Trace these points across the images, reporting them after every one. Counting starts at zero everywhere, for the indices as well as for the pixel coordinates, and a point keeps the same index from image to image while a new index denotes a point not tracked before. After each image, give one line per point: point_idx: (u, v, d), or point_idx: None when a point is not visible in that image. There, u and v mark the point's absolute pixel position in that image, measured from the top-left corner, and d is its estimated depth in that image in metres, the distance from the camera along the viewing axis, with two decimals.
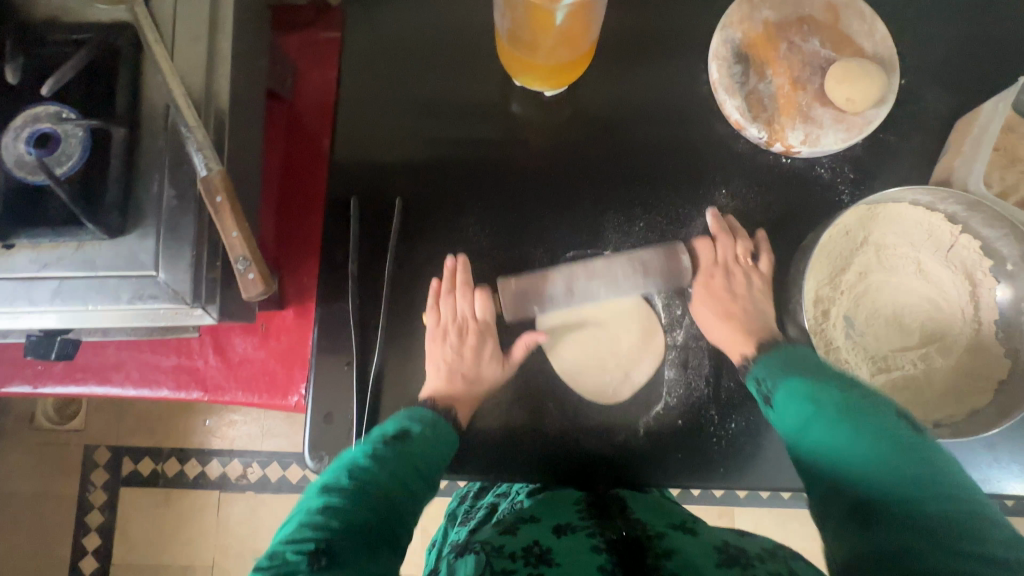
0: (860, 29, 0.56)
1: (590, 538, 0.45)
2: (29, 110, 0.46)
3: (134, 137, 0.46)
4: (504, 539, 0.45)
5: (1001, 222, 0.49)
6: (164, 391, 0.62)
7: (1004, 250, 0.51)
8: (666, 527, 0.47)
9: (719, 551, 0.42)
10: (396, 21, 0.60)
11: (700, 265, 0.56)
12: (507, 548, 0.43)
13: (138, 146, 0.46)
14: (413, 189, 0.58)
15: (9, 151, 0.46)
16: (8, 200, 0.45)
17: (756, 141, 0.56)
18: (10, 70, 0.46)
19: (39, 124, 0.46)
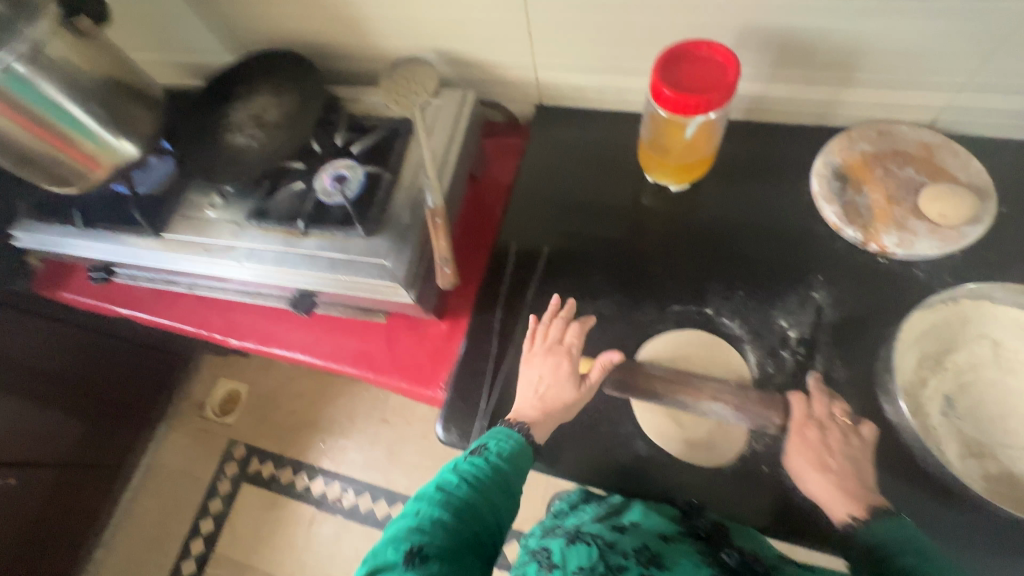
0: (953, 164, 0.67)
1: (696, 553, 0.53)
2: (335, 161, 0.75)
3: (394, 180, 0.72)
4: (613, 536, 0.53)
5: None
6: (342, 365, 0.82)
7: None
8: (777, 559, 0.54)
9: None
10: (568, 133, 0.85)
11: (794, 333, 0.63)
12: (619, 545, 0.52)
13: (394, 185, 0.72)
14: (558, 244, 0.77)
15: (320, 183, 0.74)
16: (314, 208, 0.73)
17: (853, 240, 0.66)
18: (340, 134, 0.78)
19: (339, 168, 0.74)
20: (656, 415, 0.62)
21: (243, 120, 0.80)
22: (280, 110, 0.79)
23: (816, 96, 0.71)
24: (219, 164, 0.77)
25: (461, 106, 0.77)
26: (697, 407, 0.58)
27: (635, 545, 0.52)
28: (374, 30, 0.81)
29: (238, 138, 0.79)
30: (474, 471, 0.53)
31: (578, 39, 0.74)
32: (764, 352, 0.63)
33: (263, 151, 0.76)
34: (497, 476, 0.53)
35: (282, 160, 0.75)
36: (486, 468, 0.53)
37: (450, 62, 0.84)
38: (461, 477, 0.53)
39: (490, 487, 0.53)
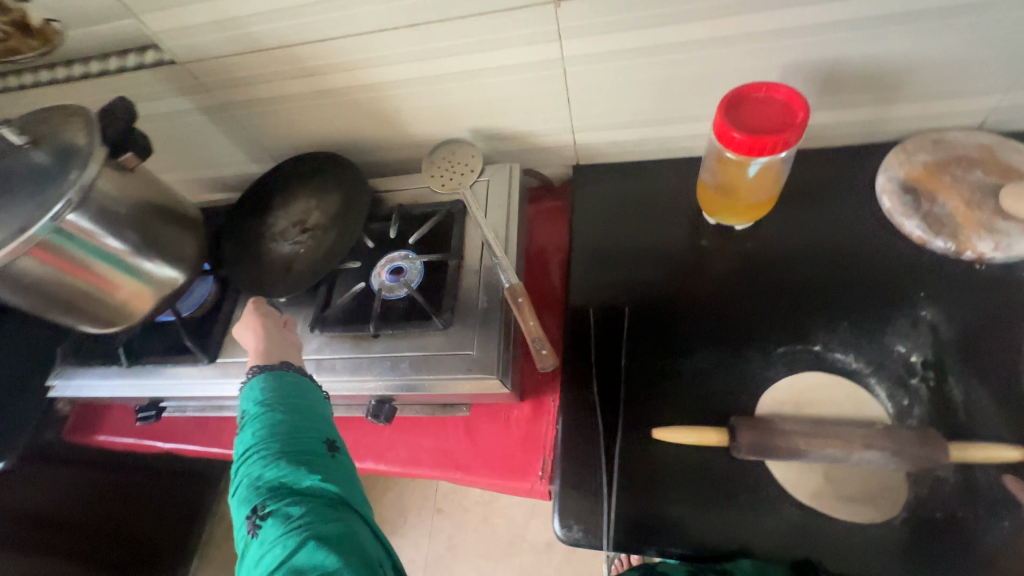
0: (1020, 161, 0.66)
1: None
2: (391, 255, 0.73)
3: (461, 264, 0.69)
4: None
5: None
6: (424, 469, 0.75)
7: None
8: None
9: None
10: (613, 189, 0.84)
11: (916, 358, 0.60)
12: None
13: (462, 269, 0.69)
14: (634, 302, 0.73)
15: (377, 279, 0.71)
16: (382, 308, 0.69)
17: (944, 251, 0.65)
18: (393, 226, 0.75)
19: (395, 262, 0.72)
20: (802, 474, 0.56)
21: (285, 228, 0.78)
22: (322, 212, 0.77)
23: (863, 117, 0.72)
24: (272, 280, 0.74)
25: (511, 178, 0.76)
26: (849, 459, 0.53)
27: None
28: (408, 119, 0.81)
29: (284, 247, 0.76)
30: (261, 417, 0.55)
31: (618, 99, 0.74)
32: (892, 382, 0.59)
33: (313, 257, 0.73)
34: (279, 411, 0.55)
35: (338, 264, 0.71)
36: (266, 413, 0.55)
37: (486, 137, 0.84)
38: (268, 429, 0.54)
39: (293, 425, 0.54)
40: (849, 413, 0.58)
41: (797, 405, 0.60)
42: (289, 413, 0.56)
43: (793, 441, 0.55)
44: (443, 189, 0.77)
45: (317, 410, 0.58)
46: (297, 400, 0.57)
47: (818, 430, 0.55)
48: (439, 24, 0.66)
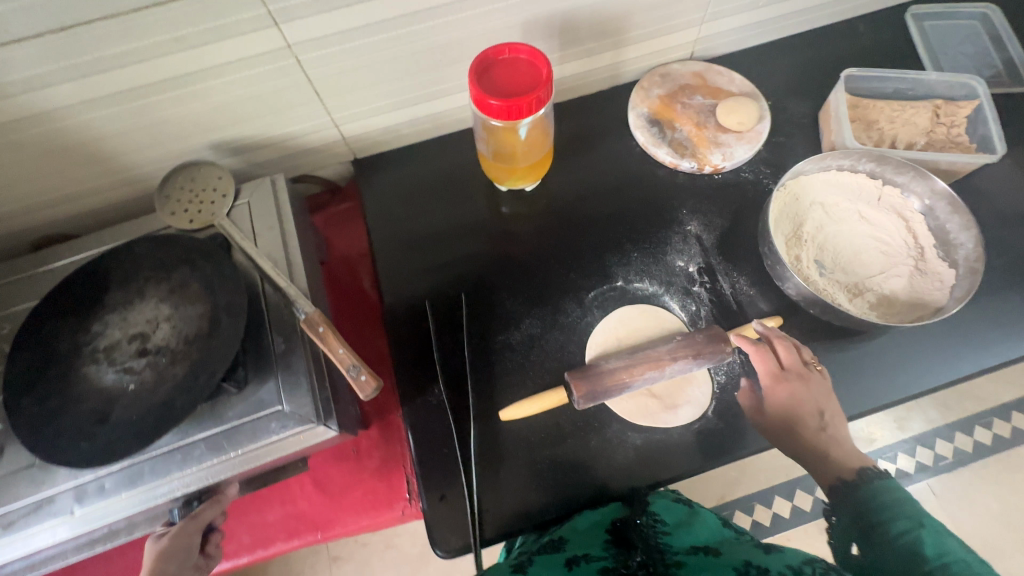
0: (723, 81, 0.78)
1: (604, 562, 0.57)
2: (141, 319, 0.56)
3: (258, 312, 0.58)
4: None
5: (907, 168, 0.65)
6: (278, 545, 0.65)
7: (918, 189, 0.66)
8: (687, 551, 0.58)
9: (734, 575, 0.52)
10: (402, 177, 0.79)
11: (693, 267, 0.69)
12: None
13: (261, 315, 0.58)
14: (453, 288, 0.70)
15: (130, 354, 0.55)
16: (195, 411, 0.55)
17: (691, 170, 0.74)
18: (130, 282, 0.58)
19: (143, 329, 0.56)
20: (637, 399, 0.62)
21: (116, 343, 0.55)
22: (173, 324, 0.56)
23: (604, 63, 0.77)
24: (74, 426, 0.51)
25: (275, 193, 0.65)
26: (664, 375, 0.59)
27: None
28: (117, 147, 0.64)
29: (105, 374, 0.54)
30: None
31: (374, 82, 0.67)
32: (681, 294, 0.67)
33: (155, 393, 0.52)
34: None
35: (108, 360, 0.54)
36: None
37: (235, 151, 0.70)
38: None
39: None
40: (654, 330, 0.65)
41: (614, 338, 0.65)
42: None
43: (622, 369, 0.59)
44: (193, 225, 0.63)
45: None
46: None
47: (636, 358, 0.60)
48: (99, 23, 0.49)
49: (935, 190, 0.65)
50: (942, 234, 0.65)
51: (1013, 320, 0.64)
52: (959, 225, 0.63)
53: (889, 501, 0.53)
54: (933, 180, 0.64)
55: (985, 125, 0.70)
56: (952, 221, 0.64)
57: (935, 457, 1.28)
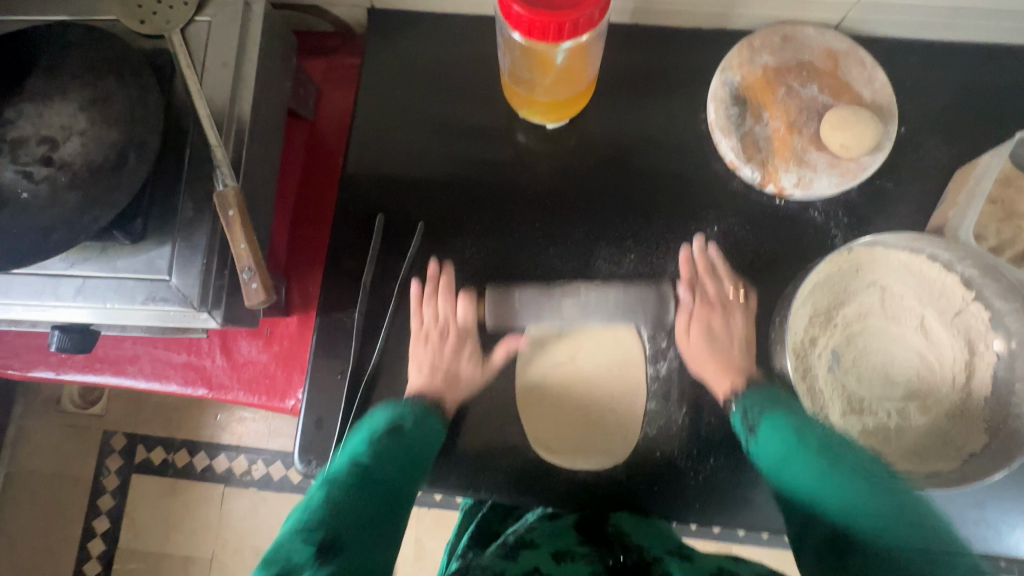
0: (859, 77, 0.57)
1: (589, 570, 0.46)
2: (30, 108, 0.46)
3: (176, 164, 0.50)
4: (505, 564, 0.45)
5: (1015, 295, 0.48)
6: (173, 386, 0.66)
7: (1013, 326, 0.50)
8: (663, 552, 0.48)
9: None
10: (414, 50, 0.64)
11: (688, 299, 0.57)
12: (507, 572, 0.43)
13: (180, 169, 0.50)
14: (417, 209, 0.60)
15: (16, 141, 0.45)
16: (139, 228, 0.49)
17: (749, 181, 0.57)
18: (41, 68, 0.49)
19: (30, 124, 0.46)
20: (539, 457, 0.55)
21: (21, 138, 0.46)
22: (82, 140, 0.46)
23: None
24: None
25: (244, 23, 0.53)
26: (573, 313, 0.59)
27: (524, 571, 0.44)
28: None
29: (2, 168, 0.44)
30: (387, 434, 0.52)
31: None
32: (657, 324, 0.57)
33: (46, 220, 0.44)
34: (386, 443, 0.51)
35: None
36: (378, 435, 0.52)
37: None
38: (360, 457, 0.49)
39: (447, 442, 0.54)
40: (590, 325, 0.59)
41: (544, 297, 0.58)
42: (399, 456, 0.50)
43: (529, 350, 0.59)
44: (140, 26, 0.52)
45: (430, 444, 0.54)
46: (418, 438, 0.53)
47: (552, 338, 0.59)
48: None
49: None
50: (1004, 392, 0.50)
51: None
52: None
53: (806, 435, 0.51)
54: None
55: None
56: None
57: None
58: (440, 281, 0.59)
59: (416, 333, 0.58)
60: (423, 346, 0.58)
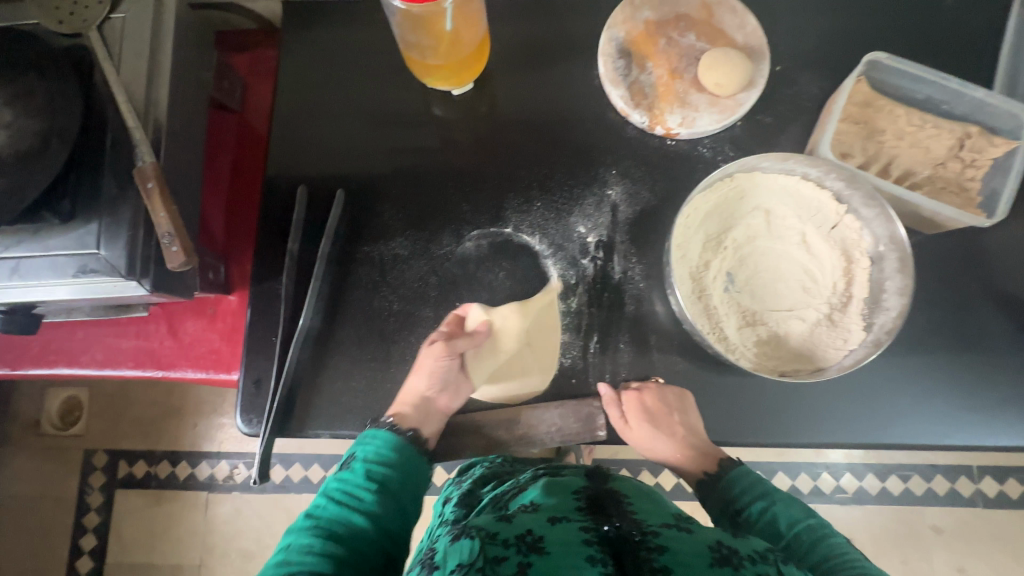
0: (731, 23, 0.62)
1: (583, 532, 0.48)
2: None
3: (98, 149, 0.54)
4: (498, 525, 0.48)
5: (875, 201, 0.53)
6: (124, 370, 0.69)
7: (879, 232, 0.55)
8: (661, 525, 0.49)
9: (708, 551, 0.44)
10: (327, 35, 0.68)
11: (593, 238, 0.61)
12: (501, 534, 0.46)
13: (102, 152, 0.54)
14: (339, 180, 0.65)
15: None
16: (65, 208, 0.52)
17: (641, 126, 0.62)
18: None
19: None
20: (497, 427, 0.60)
21: None
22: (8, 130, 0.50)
23: None
24: None
25: (157, 17, 0.58)
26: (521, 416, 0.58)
27: (517, 532, 0.46)
28: None
29: None
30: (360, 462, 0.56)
31: None
32: (566, 263, 0.61)
33: None
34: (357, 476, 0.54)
35: None
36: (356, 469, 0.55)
37: None
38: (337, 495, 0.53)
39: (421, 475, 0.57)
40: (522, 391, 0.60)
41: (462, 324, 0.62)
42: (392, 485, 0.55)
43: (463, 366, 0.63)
44: (60, 27, 0.56)
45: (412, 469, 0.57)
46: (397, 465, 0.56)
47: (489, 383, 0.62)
48: None
49: (895, 240, 0.53)
50: (877, 290, 0.55)
51: (911, 406, 0.56)
52: (897, 286, 0.53)
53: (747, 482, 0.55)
54: (896, 227, 0.52)
55: (1003, 177, 0.55)
56: (894, 280, 0.54)
57: (835, 488, 1.25)
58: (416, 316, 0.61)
59: (350, 341, 0.61)
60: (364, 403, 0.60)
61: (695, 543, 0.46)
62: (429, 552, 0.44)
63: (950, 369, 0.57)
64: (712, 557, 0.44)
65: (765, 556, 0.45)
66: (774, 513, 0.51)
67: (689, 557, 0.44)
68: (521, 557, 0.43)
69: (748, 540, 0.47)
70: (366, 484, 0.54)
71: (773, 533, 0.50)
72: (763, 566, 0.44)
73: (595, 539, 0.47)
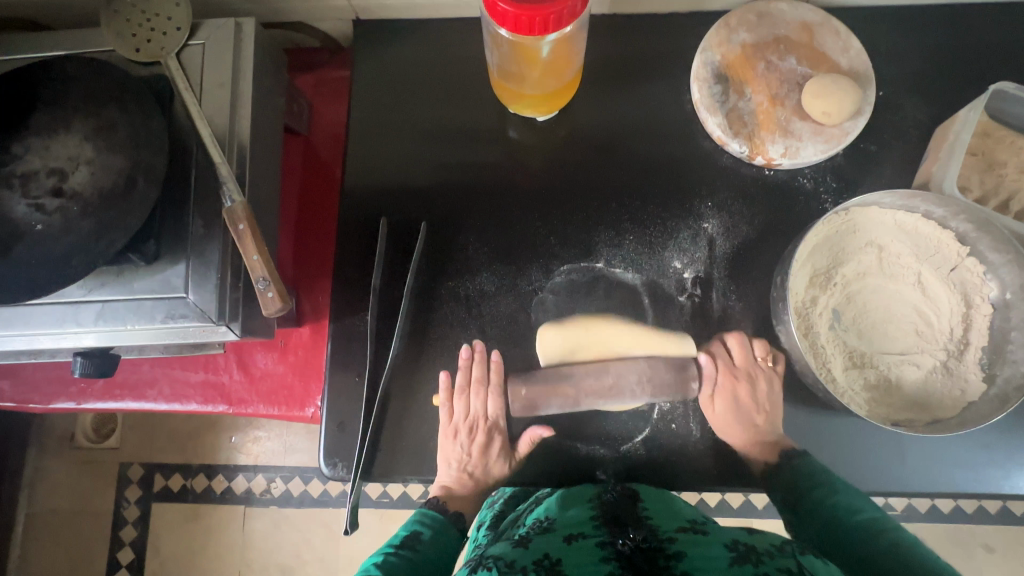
0: (834, 46, 0.59)
1: (600, 547, 0.45)
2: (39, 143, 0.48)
3: (183, 185, 0.52)
4: (516, 552, 0.45)
5: (1008, 248, 0.51)
6: (193, 405, 0.67)
7: (1007, 280, 0.53)
8: (675, 531, 0.47)
9: (726, 551, 0.43)
10: (402, 56, 0.65)
11: (689, 275, 0.58)
12: (519, 562, 0.43)
13: (186, 188, 0.52)
14: (417, 210, 0.62)
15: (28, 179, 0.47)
16: (152, 249, 0.50)
17: (738, 155, 0.59)
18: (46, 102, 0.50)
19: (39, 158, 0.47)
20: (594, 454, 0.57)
21: (32, 174, 0.45)
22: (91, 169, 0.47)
23: None
24: None
25: (237, 44, 0.55)
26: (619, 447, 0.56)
27: (535, 557, 0.43)
28: None
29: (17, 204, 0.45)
30: None
31: None
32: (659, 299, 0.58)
33: (62, 248, 0.45)
34: None
35: None
36: None
37: None
38: None
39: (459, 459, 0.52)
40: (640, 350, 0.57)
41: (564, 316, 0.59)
42: None
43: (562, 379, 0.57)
44: (137, 55, 0.54)
45: None
46: None
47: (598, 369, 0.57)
48: None
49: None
50: (1000, 341, 0.53)
51: None
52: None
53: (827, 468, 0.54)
54: None
55: None
56: (1023, 333, 0.51)
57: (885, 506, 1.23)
58: (471, 368, 0.58)
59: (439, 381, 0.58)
60: (448, 388, 0.57)
61: (711, 544, 0.44)
62: None
63: None
64: (731, 556, 0.42)
65: (783, 548, 0.43)
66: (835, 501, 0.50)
67: (703, 561, 0.42)
68: None
69: (763, 534, 0.45)
70: None
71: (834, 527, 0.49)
72: (781, 559, 0.41)
73: (613, 554, 0.44)
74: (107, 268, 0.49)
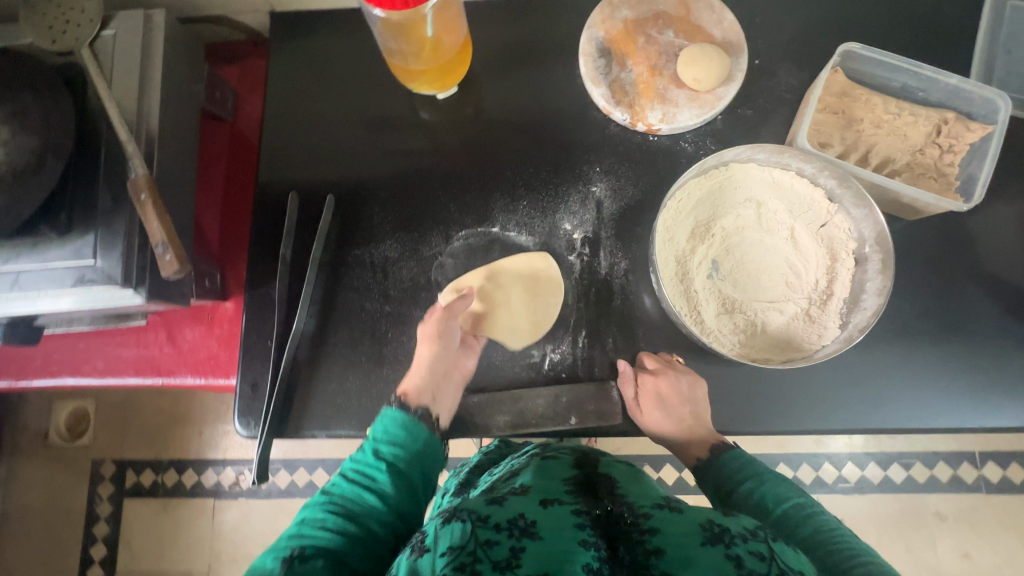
0: (709, 19, 0.63)
1: (574, 514, 0.45)
2: None
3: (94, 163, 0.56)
4: (489, 508, 0.43)
5: (864, 202, 0.55)
6: (124, 378, 0.70)
7: (866, 233, 0.56)
8: (652, 506, 0.46)
9: (698, 529, 0.41)
10: (314, 44, 0.69)
11: (578, 235, 0.62)
12: (491, 517, 0.42)
13: (96, 165, 0.56)
14: (327, 184, 0.66)
15: None
16: (64, 221, 0.54)
17: (623, 122, 0.63)
18: None
19: None
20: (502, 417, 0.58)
21: None
22: None
23: None
24: None
25: (146, 33, 0.59)
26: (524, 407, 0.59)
27: (508, 515, 0.42)
28: None
29: None
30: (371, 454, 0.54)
31: None
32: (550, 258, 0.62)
33: None
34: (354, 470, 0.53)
35: None
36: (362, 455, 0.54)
37: None
38: (347, 475, 0.53)
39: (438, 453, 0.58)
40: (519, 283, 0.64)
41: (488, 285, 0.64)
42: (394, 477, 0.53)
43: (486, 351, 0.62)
44: (52, 46, 0.58)
45: (432, 449, 0.58)
46: (407, 459, 0.55)
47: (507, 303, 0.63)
48: None
49: (880, 241, 0.55)
50: (857, 291, 0.56)
51: (898, 391, 0.57)
52: (877, 287, 0.55)
53: (744, 463, 0.54)
54: (881, 230, 0.54)
55: (980, 162, 0.56)
56: (874, 282, 0.55)
57: (837, 478, 1.24)
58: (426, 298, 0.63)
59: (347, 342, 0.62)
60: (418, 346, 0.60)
61: (685, 521, 0.42)
62: (418, 535, 0.42)
63: (935, 353, 0.57)
64: (705, 534, 0.40)
65: (758, 533, 0.41)
66: (762, 491, 0.50)
67: (678, 537, 0.40)
68: (511, 540, 0.40)
69: (741, 516, 0.43)
70: (353, 474, 0.53)
71: (759, 511, 0.49)
72: (756, 543, 0.39)
73: (587, 521, 0.44)
74: (22, 239, 0.54)
